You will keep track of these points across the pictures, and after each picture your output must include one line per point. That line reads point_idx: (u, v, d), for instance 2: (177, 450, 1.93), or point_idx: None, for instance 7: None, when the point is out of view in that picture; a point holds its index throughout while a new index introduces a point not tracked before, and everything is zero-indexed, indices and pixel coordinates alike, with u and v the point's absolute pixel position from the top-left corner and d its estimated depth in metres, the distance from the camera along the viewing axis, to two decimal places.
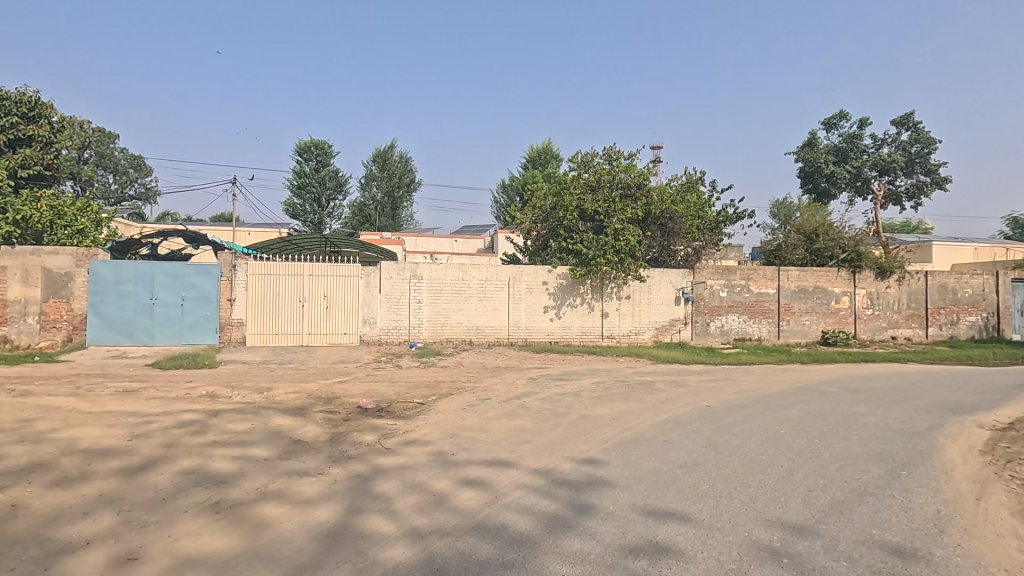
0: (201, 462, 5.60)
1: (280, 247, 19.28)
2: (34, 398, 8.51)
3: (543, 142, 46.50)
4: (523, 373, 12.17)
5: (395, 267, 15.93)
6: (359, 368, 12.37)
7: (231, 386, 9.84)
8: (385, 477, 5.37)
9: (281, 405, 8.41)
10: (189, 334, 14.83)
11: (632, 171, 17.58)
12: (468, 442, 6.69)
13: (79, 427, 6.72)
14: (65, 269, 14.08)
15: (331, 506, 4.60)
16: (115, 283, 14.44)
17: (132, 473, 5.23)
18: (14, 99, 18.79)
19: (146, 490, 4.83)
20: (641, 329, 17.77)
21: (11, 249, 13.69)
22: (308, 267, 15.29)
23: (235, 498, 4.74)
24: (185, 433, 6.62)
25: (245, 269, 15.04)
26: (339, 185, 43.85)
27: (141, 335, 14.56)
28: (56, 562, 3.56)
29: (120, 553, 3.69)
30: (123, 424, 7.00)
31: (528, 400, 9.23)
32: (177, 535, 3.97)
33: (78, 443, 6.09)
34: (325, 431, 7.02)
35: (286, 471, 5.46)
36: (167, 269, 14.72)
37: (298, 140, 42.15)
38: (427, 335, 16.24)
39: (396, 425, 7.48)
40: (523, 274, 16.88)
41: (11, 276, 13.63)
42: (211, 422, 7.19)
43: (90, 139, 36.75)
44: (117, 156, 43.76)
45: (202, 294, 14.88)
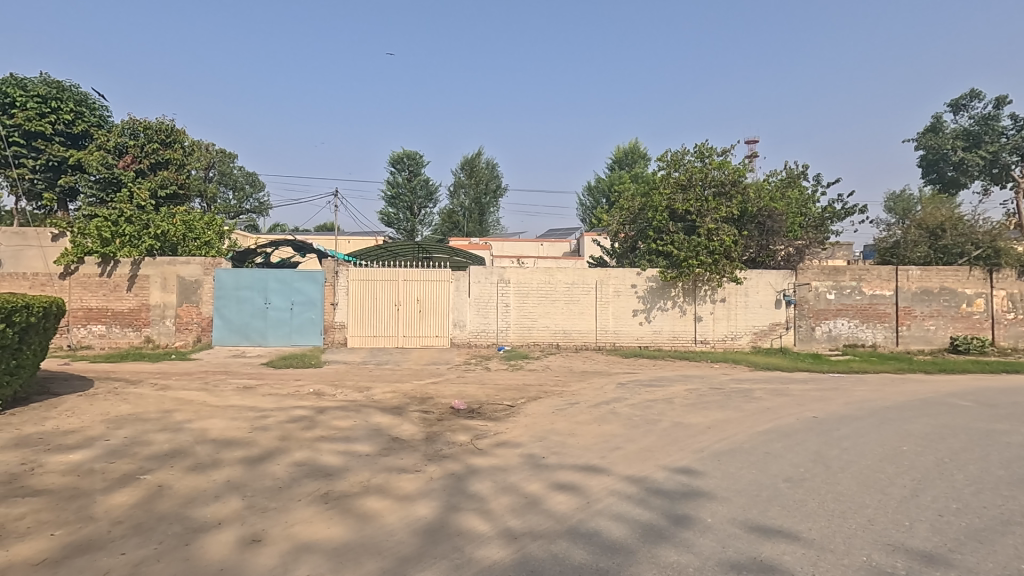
0: (312, 455, 6.05)
1: (380, 256, 20.35)
2: (173, 391, 9.67)
3: (629, 141, 45.81)
4: (612, 378, 11.98)
5: (483, 271, 16.28)
6: (451, 370, 12.79)
7: (335, 385, 10.53)
8: (478, 476, 5.51)
9: (380, 404, 8.88)
10: (297, 336, 16.06)
11: (726, 168, 16.87)
12: (558, 446, 6.70)
13: (208, 419, 7.53)
14: (195, 276, 15.83)
15: (429, 503, 4.79)
16: (234, 289, 15.94)
17: (254, 462, 5.76)
18: (155, 128, 21.20)
19: (265, 478, 5.29)
20: (738, 333, 16.88)
21: (153, 260, 15.69)
22: (404, 272, 16.07)
23: (342, 490, 5.07)
24: (297, 428, 7.17)
25: (346, 274, 16.06)
26: (429, 194, 45.82)
27: (256, 336, 15.98)
28: (194, 538, 4.00)
29: (246, 535, 4.07)
30: (244, 416, 7.74)
31: (617, 406, 9.07)
32: (293, 522, 4.32)
33: (208, 433, 6.81)
34: (421, 430, 7.33)
35: (387, 467, 5.76)
36: (277, 276, 16.01)
37: (391, 152, 44.44)
38: (515, 339, 16.44)
39: (487, 426, 7.66)
40: (610, 277, 16.63)
41: (153, 283, 15.68)
42: (318, 418, 7.74)
43: (214, 160, 41.16)
44: (235, 173, 48.41)
45: (308, 299, 16.08)
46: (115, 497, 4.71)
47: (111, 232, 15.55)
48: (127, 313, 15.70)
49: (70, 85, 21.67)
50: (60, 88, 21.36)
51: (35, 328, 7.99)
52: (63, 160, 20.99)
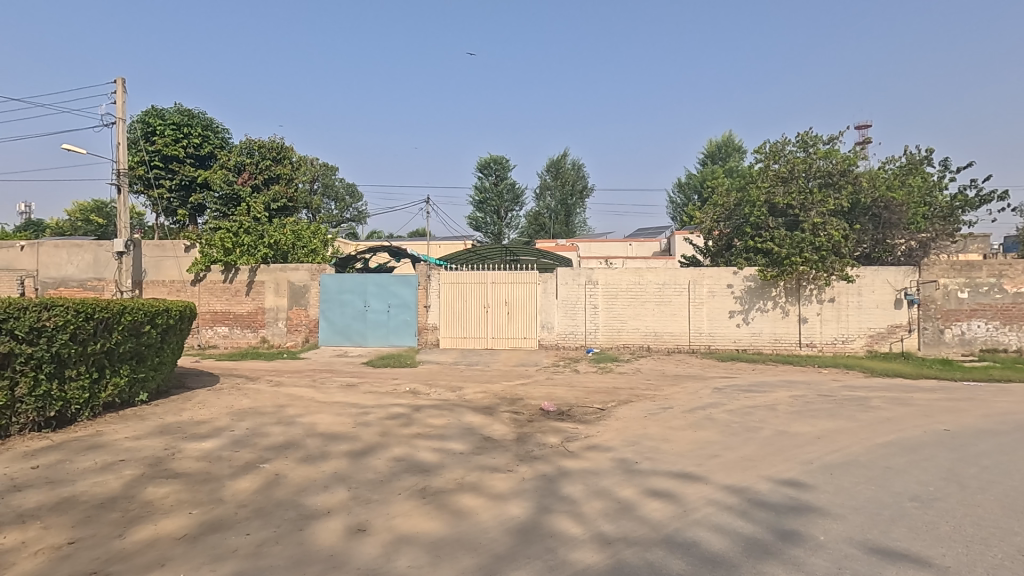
0: (409, 452, 6.33)
1: (469, 259, 20.88)
2: (286, 387, 10.53)
3: (723, 134, 43.71)
4: (708, 382, 11.44)
5: (571, 273, 16.21)
6: (540, 371, 12.85)
7: (429, 385, 10.95)
8: (570, 479, 5.48)
9: (471, 404, 9.11)
10: (394, 337, 16.87)
11: (834, 157, 15.60)
12: (651, 451, 6.51)
13: (317, 414, 8.11)
14: (303, 282, 17.13)
15: (521, 503, 4.84)
16: (337, 292, 17.07)
17: (357, 456, 6.12)
18: (267, 146, 23.45)
19: (367, 472, 5.61)
20: (850, 336, 15.51)
21: (267, 267, 17.19)
22: (493, 275, 16.37)
23: (437, 486, 5.26)
24: (396, 425, 7.53)
25: (438, 278, 16.66)
26: (516, 197, 46.46)
27: (357, 337, 17.00)
28: (307, 524, 4.32)
29: (353, 524, 4.34)
30: (348, 412, 8.25)
31: (713, 412, 8.65)
32: (394, 514, 4.54)
33: (316, 427, 7.33)
34: (512, 431, 7.42)
35: (479, 465, 5.90)
36: (375, 280, 16.93)
37: (479, 158, 45.58)
38: (604, 341, 16.20)
39: (577, 429, 7.62)
40: (704, 276, 15.92)
41: (268, 288, 17.17)
42: (415, 416, 8.08)
43: (319, 173, 44.47)
44: (337, 185, 51.99)
45: (404, 301, 16.86)
46: (240, 483, 5.20)
47: (232, 242, 17.17)
48: (246, 316, 17.30)
49: (198, 112, 24.24)
50: (190, 115, 23.96)
51: (174, 330, 9.02)
52: (192, 179, 23.55)
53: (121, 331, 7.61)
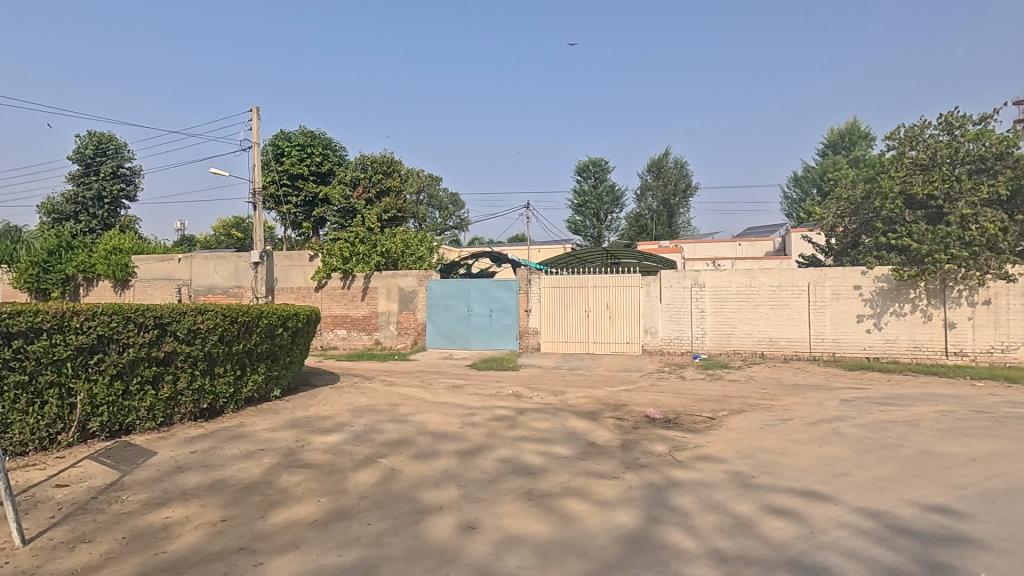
0: (515, 453, 6.43)
1: (569, 263, 20.84)
2: (398, 387, 11.16)
3: (846, 121, 39.97)
4: (834, 393, 10.45)
5: (676, 275, 15.63)
6: (643, 377, 12.49)
7: (531, 388, 11.05)
8: (680, 490, 5.26)
9: (575, 409, 9.07)
10: (496, 341, 17.25)
11: (987, 139, 13.61)
12: (770, 465, 6.08)
13: (427, 413, 8.50)
14: (412, 287, 18.08)
15: (630, 511, 4.73)
16: (442, 297, 17.79)
17: (466, 456, 6.33)
18: (379, 161, 25.12)
19: (475, 471, 5.78)
20: (1011, 344, 13.45)
21: (380, 274, 18.36)
22: (593, 278, 16.21)
23: (543, 489, 5.29)
24: (501, 427, 7.69)
25: (538, 282, 16.82)
26: (616, 199, 45.76)
27: (461, 340, 17.59)
28: (421, 519, 4.53)
29: (464, 522, 4.49)
30: (456, 413, 8.57)
31: (841, 426, 7.88)
32: (502, 514, 4.64)
33: (426, 426, 7.68)
34: (617, 437, 7.29)
35: (585, 471, 5.85)
36: (478, 285, 17.44)
37: (578, 161, 45.51)
38: (712, 346, 15.41)
39: (686, 438, 7.30)
40: (826, 277, 14.59)
41: (380, 294, 18.33)
42: (519, 418, 8.20)
43: (424, 184, 46.87)
44: (441, 195, 54.45)
45: (505, 305, 17.18)
46: (361, 475, 5.59)
47: (350, 252, 18.49)
48: (361, 319, 18.59)
49: (319, 133, 26.52)
50: (313, 136, 26.27)
51: (301, 333, 9.91)
52: (314, 195, 25.77)
53: (259, 333, 8.50)
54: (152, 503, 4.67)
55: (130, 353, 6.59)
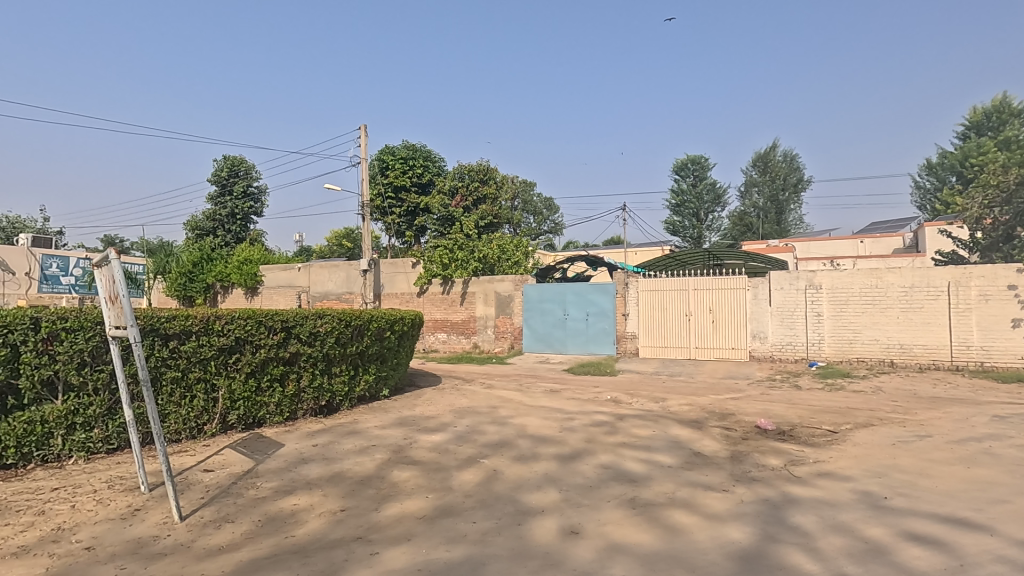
0: (616, 460, 6.31)
1: (668, 266, 20.16)
2: (496, 390, 11.38)
3: (992, 98, 35.18)
4: (983, 408, 9.17)
5: (787, 276, 14.58)
6: (752, 385, 11.74)
7: (631, 394, 10.79)
8: (799, 508, 4.87)
9: (678, 417, 8.72)
10: (592, 345, 17.07)
11: None
12: (905, 486, 5.46)
13: (525, 416, 8.59)
14: (508, 292, 18.39)
15: (742, 527, 4.46)
16: (539, 301, 17.95)
17: (566, 460, 6.31)
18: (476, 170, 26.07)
19: (576, 476, 5.74)
20: None
21: (477, 279, 18.88)
22: (694, 281, 15.55)
23: (647, 498, 5.14)
24: (601, 432, 7.58)
25: (636, 285, 16.44)
26: (718, 197, 43.62)
27: (558, 344, 17.60)
28: (524, 521, 4.58)
29: (567, 526, 4.47)
30: (554, 417, 8.58)
31: (994, 445, 6.89)
32: (605, 521, 4.57)
33: (526, 429, 7.75)
34: (725, 448, 6.91)
35: (692, 482, 5.60)
36: (574, 289, 17.40)
37: (676, 160, 44.02)
38: (830, 354, 14.14)
39: (804, 452, 6.76)
40: (970, 276, 12.89)
41: (478, 299, 18.84)
42: (619, 425, 8.04)
43: (518, 190, 47.66)
44: (535, 200, 55.05)
45: (602, 309, 16.97)
46: (465, 474, 5.76)
47: (449, 258, 19.15)
48: (461, 323, 19.20)
49: (420, 146, 27.84)
50: (414, 149, 27.60)
51: (407, 336, 10.43)
52: (416, 205, 27.05)
53: (369, 336, 9.09)
54: (282, 491, 5.14)
55: (261, 353, 7.30)
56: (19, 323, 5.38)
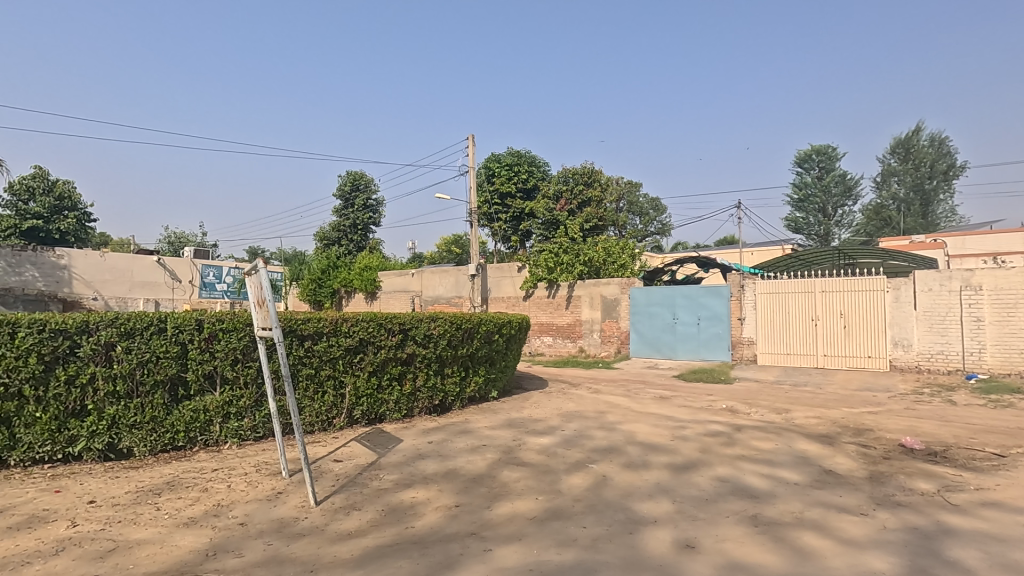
0: (735, 473, 5.95)
1: (790, 266, 18.66)
2: (604, 395, 11.22)
3: None
4: None
5: (936, 276, 12.87)
6: (893, 398, 10.50)
7: (749, 404, 10.11)
8: (957, 541, 4.27)
9: (804, 430, 8.02)
10: (705, 351, 16.25)
11: None
12: None
13: (635, 423, 8.38)
14: (615, 295, 18.08)
15: (885, 557, 3.99)
16: (646, 305, 17.44)
17: (679, 470, 6.06)
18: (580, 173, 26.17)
19: (690, 488, 5.49)
20: None
21: (583, 283, 18.77)
22: (822, 283, 14.25)
23: (771, 516, 4.78)
24: (716, 443, 7.19)
25: (753, 288, 15.39)
26: (848, 189, 39.68)
27: (667, 350, 16.97)
28: (636, 529, 4.47)
29: (681, 539, 4.29)
30: (665, 425, 8.28)
31: None
32: (723, 538, 4.32)
33: (636, 436, 7.57)
34: (862, 467, 6.24)
35: (823, 502, 5.12)
36: (684, 292, 16.71)
37: (798, 152, 40.85)
38: (994, 366, 12.17)
39: (962, 476, 5.90)
40: None
41: (584, 302, 18.73)
42: (737, 436, 7.57)
43: (624, 191, 46.84)
44: (641, 201, 53.75)
45: (715, 313, 16.11)
46: (574, 478, 5.74)
47: (555, 261, 19.35)
48: (566, 327, 19.20)
49: (525, 152, 28.36)
50: (519, 155, 28.19)
51: (514, 339, 10.63)
52: (521, 210, 27.53)
53: (479, 339, 9.39)
54: (402, 483, 5.47)
55: (382, 353, 7.83)
56: (187, 325, 6.25)
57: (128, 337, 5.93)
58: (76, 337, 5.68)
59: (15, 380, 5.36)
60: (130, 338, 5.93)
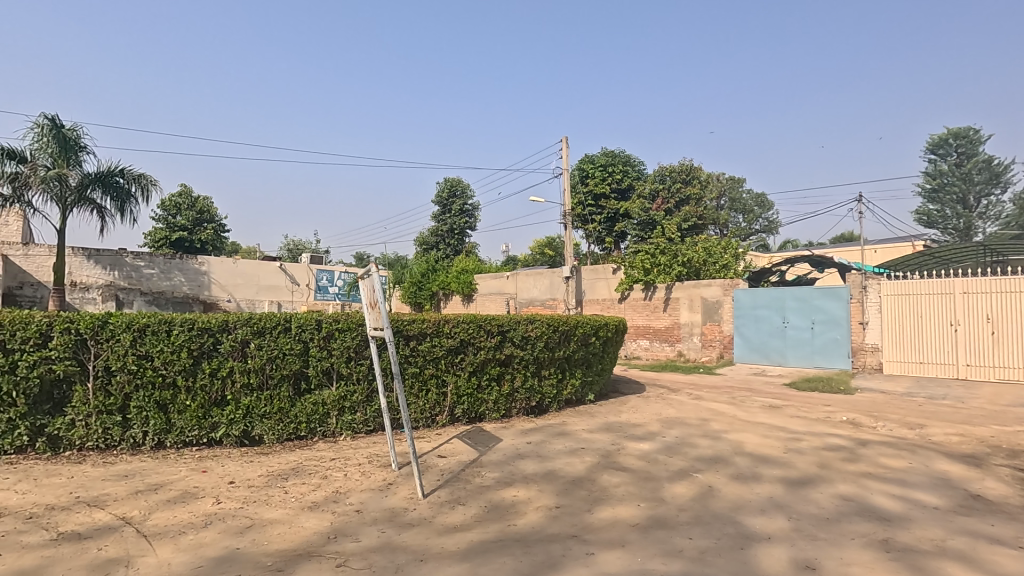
0: (860, 492, 5.43)
1: (922, 265, 16.73)
2: (707, 402, 10.72)
3: None
4: None
5: None
6: None
7: (875, 417, 9.18)
8: None
9: (944, 448, 7.15)
10: (820, 358, 14.99)
11: None
12: None
13: (742, 433, 7.92)
14: (716, 297, 17.21)
15: None
16: (752, 307, 16.48)
17: (795, 485, 5.64)
18: (678, 171, 26.02)
19: (809, 505, 5.08)
20: None
21: (681, 284, 18.07)
22: (962, 283, 12.63)
23: (905, 542, 4.32)
24: (837, 458, 6.61)
25: (877, 289, 13.97)
26: (995, 176, 34.95)
27: (776, 356, 15.92)
28: (748, 545, 4.22)
29: (800, 560, 3.99)
30: (777, 436, 7.74)
31: None
32: (849, 561, 3.96)
33: (744, 447, 7.15)
34: (1020, 494, 5.44)
35: (970, 531, 4.53)
36: (795, 294, 15.58)
37: (930, 136, 36.71)
38: None
39: None
40: None
41: (683, 305, 18.01)
42: (861, 451, 6.91)
43: (725, 188, 44.58)
44: (745, 197, 50.77)
45: (831, 317, 14.79)
46: (677, 487, 5.54)
47: (651, 262, 18.76)
48: (664, 330, 18.58)
49: (619, 152, 27.85)
50: (613, 155, 27.71)
51: (611, 342, 10.47)
52: (616, 211, 27.05)
53: (576, 341, 9.35)
54: (503, 482, 5.58)
55: (481, 354, 8.04)
56: (308, 325, 6.82)
57: (260, 335, 6.58)
58: (218, 334, 6.41)
59: (170, 372, 6.16)
60: (261, 336, 6.58)
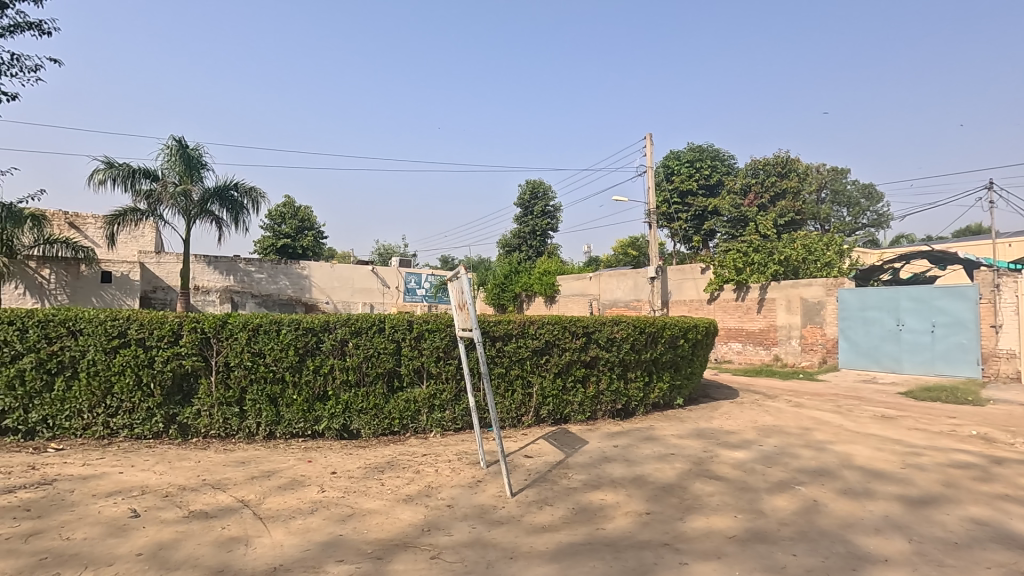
0: (996, 516, 4.83)
1: None
2: (808, 410, 10.00)
3: None
4: None
5: None
6: None
7: (1012, 432, 8.12)
8: None
9: None
10: (942, 364, 13.51)
11: None
12: None
13: (850, 444, 7.31)
14: (818, 297, 15.98)
15: None
16: (860, 309, 15.14)
17: (915, 504, 5.12)
18: (773, 163, 24.52)
19: (933, 527, 4.59)
20: None
21: (778, 284, 16.94)
22: None
23: None
24: (966, 477, 5.92)
25: (1014, 288, 12.46)
26: None
27: (889, 361, 14.53)
28: (861, 567, 3.89)
29: None
30: (892, 449, 7.06)
31: None
32: None
33: (853, 459, 6.59)
34: None
35: None
36: (912, 294, 14.18)
37: None
38: None
39: None
40: None
41: (780, 305, 16.91)
42: (996, 470, 6.14)
43: (826, 180, 41.32)
44: (849, 189, 46.75)
45: (955, 319, 13.30)
46: (778, 500, 5.21)
47: (744, 262, 17.85)
48: (759, 333, 17.57)
49: (707, 146, 26.77)
50: (700, 150, 26.71)
51: (701, 344, 10.04)
52: (704, 208, 26.01)
53: (663, 343, 9.07)
54: (590, 485, 5.53)
55: (566, 355, 8.02)
56: (401, 325, 7.12)
57: (356, 334, 6.97)
58: (319, 334, 6.86)
59: (279, 368, 6.68)
60: (357, 336, 6.96)
